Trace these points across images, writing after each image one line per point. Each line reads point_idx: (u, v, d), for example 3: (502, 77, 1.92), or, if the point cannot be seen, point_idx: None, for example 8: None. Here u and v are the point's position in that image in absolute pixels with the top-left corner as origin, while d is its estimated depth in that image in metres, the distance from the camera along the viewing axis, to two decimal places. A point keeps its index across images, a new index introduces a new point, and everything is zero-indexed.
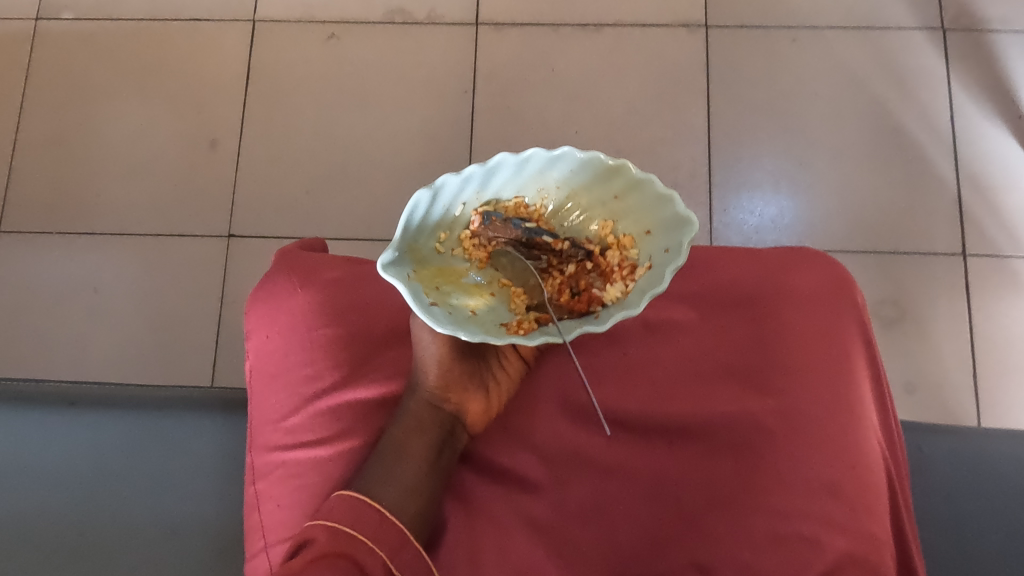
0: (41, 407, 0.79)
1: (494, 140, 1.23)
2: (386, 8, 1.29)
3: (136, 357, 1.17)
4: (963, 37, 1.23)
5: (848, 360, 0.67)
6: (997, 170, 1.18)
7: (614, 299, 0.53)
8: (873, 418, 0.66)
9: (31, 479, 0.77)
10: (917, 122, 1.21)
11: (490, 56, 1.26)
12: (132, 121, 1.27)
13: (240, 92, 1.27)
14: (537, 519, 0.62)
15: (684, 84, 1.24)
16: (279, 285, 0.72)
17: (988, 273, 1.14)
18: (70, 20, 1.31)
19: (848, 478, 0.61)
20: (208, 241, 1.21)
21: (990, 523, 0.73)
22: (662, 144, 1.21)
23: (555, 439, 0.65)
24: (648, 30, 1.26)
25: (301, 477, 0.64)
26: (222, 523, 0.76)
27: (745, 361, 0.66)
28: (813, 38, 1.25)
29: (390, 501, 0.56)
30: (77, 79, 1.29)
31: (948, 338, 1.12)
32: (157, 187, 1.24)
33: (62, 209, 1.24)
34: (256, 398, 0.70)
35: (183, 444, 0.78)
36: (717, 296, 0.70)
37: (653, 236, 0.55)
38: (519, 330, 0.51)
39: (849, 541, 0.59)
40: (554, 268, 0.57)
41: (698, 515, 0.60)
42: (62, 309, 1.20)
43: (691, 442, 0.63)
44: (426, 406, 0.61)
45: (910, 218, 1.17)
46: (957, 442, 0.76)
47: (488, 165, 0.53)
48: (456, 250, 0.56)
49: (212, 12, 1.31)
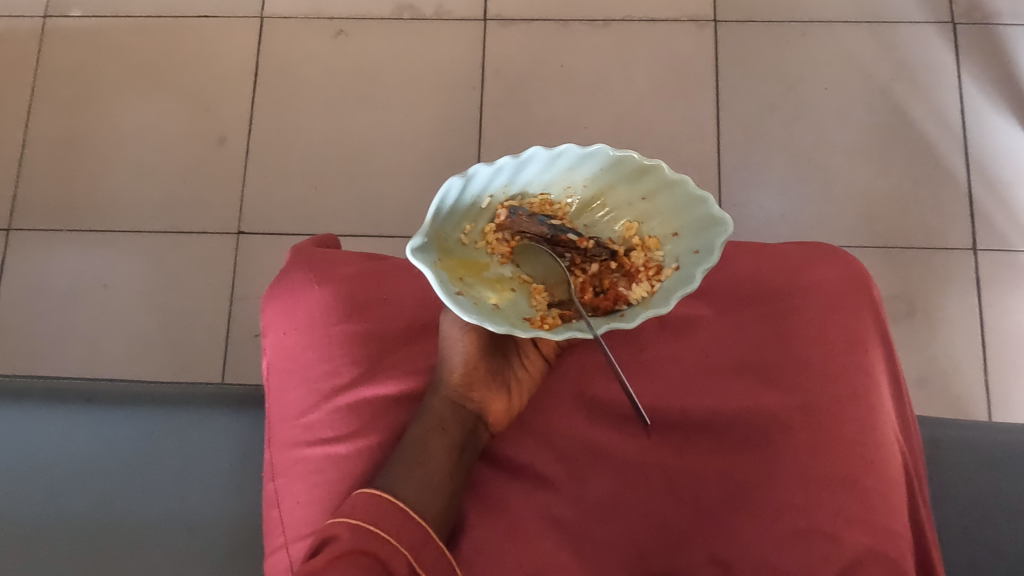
0: (58, 403, 0.80)
1: (502, 136, 1.22)
2: (394, 4, 1.28)
3: (146, 355, 1.17)
4: (973, 30, 1.23)
5: (865, 355, 0.66)
6: (1007, 164, 1.18)
7: (640, 299, 0.54)
8: (891, 412, 0.66)
9: (49, 475, 0.77)
10: (928, 116, 1.20)
11: (499, 51, 1.26)
12: (142, 118, 1.27)
13: (249, 89, 1.27)
14: (556, 515, 0.62)
15: (694, 79, 1.23)
16: (296, 281, 0.72)
17: (999, 267, 1.14)
18: (79, 17, 1.31)
19: (868, 473, 0.61)
20: (218, 238, 1.21)
21: (1009, 518, 0.73)
22: (672, 139, 1.21)
23: (574, 436, 0.65)
24: (656, 25, 1.25)
25: (320, 474, 0.65)
26: (240, 518, 0.76)
27: (762, 357, 0.66)
28: (823, 32, 1.24)
29: (412, 498, 0.57)
30: (86, 75, 1.29)
31: (959, 333, 1.12)
32: (167, 184, 1.24)
33: (73, 206, 1.24)
34: (274, 395, 0.70)
35: (200, 440, 0.79)
36: (734, 292, 0.69)
37: (681, 238, 0.56)
38: (543, 325, 0.53)
39: (869, 535, 0.59)
40: (577, 266, 0.58)
41: (717, 512, 0.60)
42: (73, 306, 1.20)
43: (709, 438, 0.63)
44: (448, 404, 0.61)
45: (921, 212, 1.17)
46: (972, 436, 0.76)
47: (520, 158, 0.53)
48: (479, 243, 0.56)
49: (220, 9, 1.31)
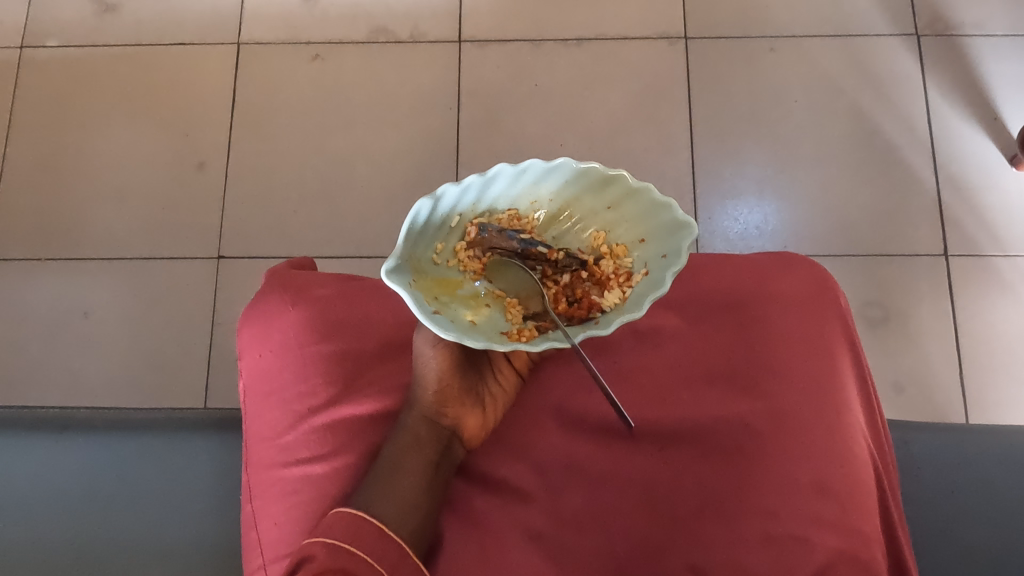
0: (37, 432, 0.79)
1: (479, 155, 1.24)
2: (369, 28, 1.30)
3: (127, 383, 1.17)
4: (937, 41, 1.25)
5: (832, 361, 0.67)
6: (975, 171, 1.20)
7: (613, 305, 0.55)
8: (860, 416, 0.67)
9: (26, 504, 0.77)
10: (896, 126, 1.23)
11: (473, 72, 1.27)
12: (120, 145, 1.28)
13: (227, 114, 1.28)
14: (533, 528, 0.63)
15: (667, 95, 1.25)
16: (270, 303, 0.72)
17: (971, 271, 1.16)
18: (55, 47, 1.32)
19: (837, 477, 0.62)
20: (198, 263, 1.21)
21: (981, 518, 0.73)
22: (645, 154, 1.23)
23: (549, 450, 0.66)
24: (628, 42, 1.27)
25: (298, 495, 0.65)
26: (220, 541, 0.76)
27: (732, 366, 0.67)
28: (791, 46, 1.27)
29: (388, 517, 0.57)
30: (63, 105, 1.30)
31: (934, 337, 1.13)
32: (146, 210, 1.24)
33: (51, 234, 1.24)
34: (250, 417, 0.70)
35: (180, 464, 0.79)
36: (703, 303, 0.70)
37: (648, 244, 0.57)
38: (521, 337, 0.54)
39: (840, 538, 0.59)
40: (548, 278, 0.59)
41: (692, 521, 0.61)
42: (53, 334, 1.20)
43: (682, 447, 0.64)
44: (422, 421, 0.62)
45: (894, 219, 1.18)
46: (941, 438, 0.78)
47: (486, 175, 0.55)
48: (451, 261, 0.57)
49: (196, 35, 1.32)
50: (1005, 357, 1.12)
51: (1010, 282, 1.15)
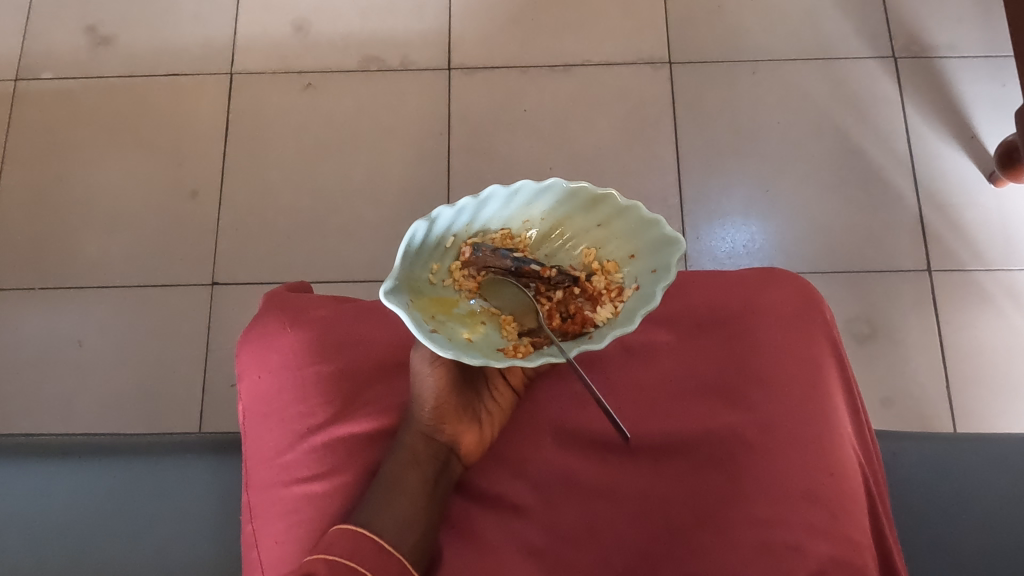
0: (36, 459, 0.80)
1: (469, 178, 1.26)
2: (361, 57, 1.32)
3: (122, 409, 1.18)
4: (914, 63, 1.29)
5: (819, 373, 0.69)
6: (954, 188, 1.23)
7: (606, 320, 0.56)
8: (847, 425, 0.69)
9: (26, 533, 0.77)
10: (876, 145, 1.26)
11: (463, 98, 1.30)
12: (114, 175, 1.29)
13: (220, 143, 1.30)
14: (531, 544, 0.64)
15: (653, 117, 1.28)
16: (268, 325, 0.74)
17: (954, 286, 1.18)
18: (49, 79, 1.34)
19: (827, 485, 0.63)
20: (194, 289, 1.23)
21: (967, 525, 0.75)
22: (634, 176, 1.25)
23: (545, 466, 0.67)
24: (614, 67, 1.30)
25: (298, 513, 0.66)
26: (219, 564, 0.76)
27: (722, 379, 0.68)
28: (772, 69, 1.30)
29: (388, 533, 0.58)
30: (58, 136, 1.31)
31: (919, 351, 1.15)
32: (141, 238, 1.25)
33: (46, 263, 1.25)
34: (250, 438, 0.71)
35: (179, 488, 0.79)
36: (692, 318, 0.72)
37: (638, 259, 0.59)
38: (517, 353, 0.55)
39: (833, 545, 0.61)
40: (542, 294, 0.60)
41: (686, 531, 0.62)
42: (49, 362, 1.20)
43: (675, 460, 0.65)
44: (421, 437, 0.63)
45: (878, 237, 1.21)
46: (929, 448, 0.79)
47: (480, 197, 0.56)
48: (447, 281, 0.59)
49: (190, 66, 1.34)
50: (989, 371, 1.14)
51: (992, 296, 1.17)
